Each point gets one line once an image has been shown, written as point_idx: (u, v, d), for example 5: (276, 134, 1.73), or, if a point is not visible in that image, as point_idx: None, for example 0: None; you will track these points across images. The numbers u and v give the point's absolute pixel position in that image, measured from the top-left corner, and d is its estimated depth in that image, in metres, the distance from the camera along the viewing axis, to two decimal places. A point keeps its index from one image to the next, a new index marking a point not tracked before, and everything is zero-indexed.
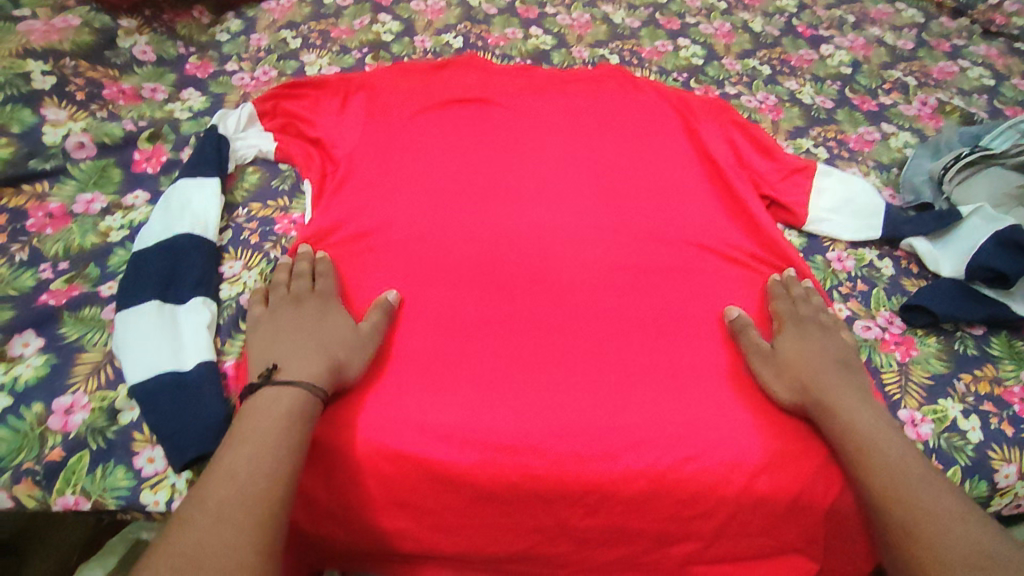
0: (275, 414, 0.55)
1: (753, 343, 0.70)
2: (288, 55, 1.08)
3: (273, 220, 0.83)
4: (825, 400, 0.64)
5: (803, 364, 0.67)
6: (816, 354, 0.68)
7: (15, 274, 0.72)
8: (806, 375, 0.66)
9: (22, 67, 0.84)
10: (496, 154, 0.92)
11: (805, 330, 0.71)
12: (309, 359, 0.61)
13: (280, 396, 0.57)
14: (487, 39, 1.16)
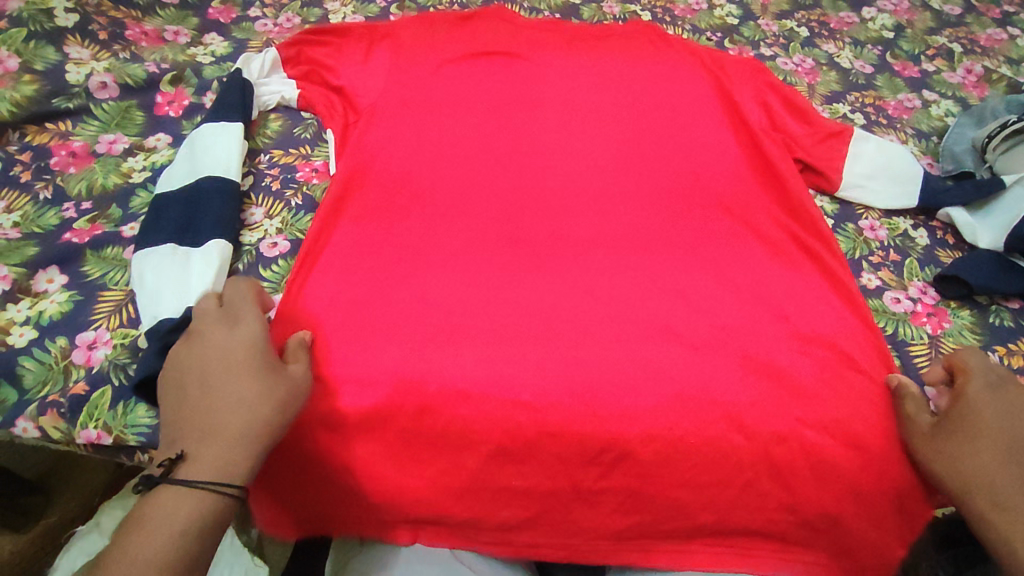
0: (177, 531, 0.47)
1: (916, 411, 0.62)
2: (312, 2, 1.05)
3: (295, 167, 0.82)
4: (996, 500, 0.55)
5: (988, 452, 0.57)
6: (1015, 430, 0.57)
7: (39, 212, 0.72)
8: (991, 471, 0.56)
9: (45, 4, 0.82)
10: (521, 109, 0.90)
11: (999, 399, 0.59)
12: (227, 446, 0.51)
13: (176, 509, 0.48)
14: None
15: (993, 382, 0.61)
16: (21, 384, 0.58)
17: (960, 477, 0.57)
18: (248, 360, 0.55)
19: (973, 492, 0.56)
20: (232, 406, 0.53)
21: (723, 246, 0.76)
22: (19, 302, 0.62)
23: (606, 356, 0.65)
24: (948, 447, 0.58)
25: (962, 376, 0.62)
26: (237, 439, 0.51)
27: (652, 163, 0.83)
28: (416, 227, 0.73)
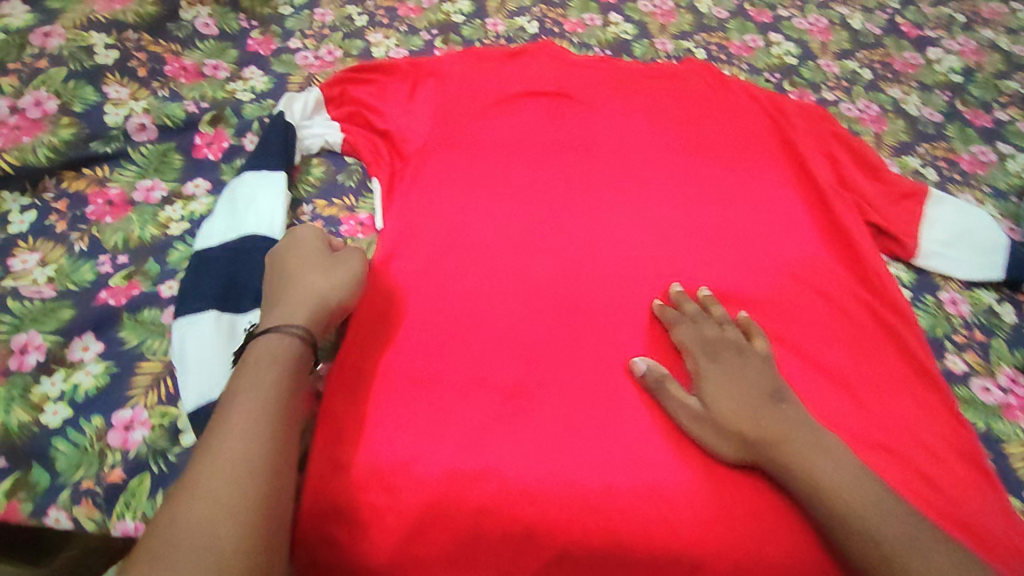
0: (273, 358, 0.54)
1: (673, 398, 0.62)
2: (354, 34, 1.01)
3: (339, 220, 0.78)
4: (783, 449, 0.58)
5: (741, 413, 0.60)
6: (750, 399, 0.61)
7: (74, 266, 0.68)
8: (747, 426, 0.60)
9: (85, 39, 0.78)
10: (576, 159, 0.85)
11: (724, 364, 0.65)
12: (295, 303, 0.59)
13: (271, 344, 0.55)
14: (564, 25, 1.07)
15: (710, 350, 0.66)
16: (53, 468, 0.54)
17: (734, 432, 0.60)
18: (313, 256, 0.64)
19: (764, 451, 0.59)
20: (299, 285, 0.61)
21: (794, 321, 0.71)
22: (54, 374, 0.59)
23: (677, 451, 0.61)
24: (716, 410, 0.61)
25: (693, 352, 0.66)
26: (302, 304, 0.59)
27: (716, 224, 0.79)
28: (471, 292, 0.69)
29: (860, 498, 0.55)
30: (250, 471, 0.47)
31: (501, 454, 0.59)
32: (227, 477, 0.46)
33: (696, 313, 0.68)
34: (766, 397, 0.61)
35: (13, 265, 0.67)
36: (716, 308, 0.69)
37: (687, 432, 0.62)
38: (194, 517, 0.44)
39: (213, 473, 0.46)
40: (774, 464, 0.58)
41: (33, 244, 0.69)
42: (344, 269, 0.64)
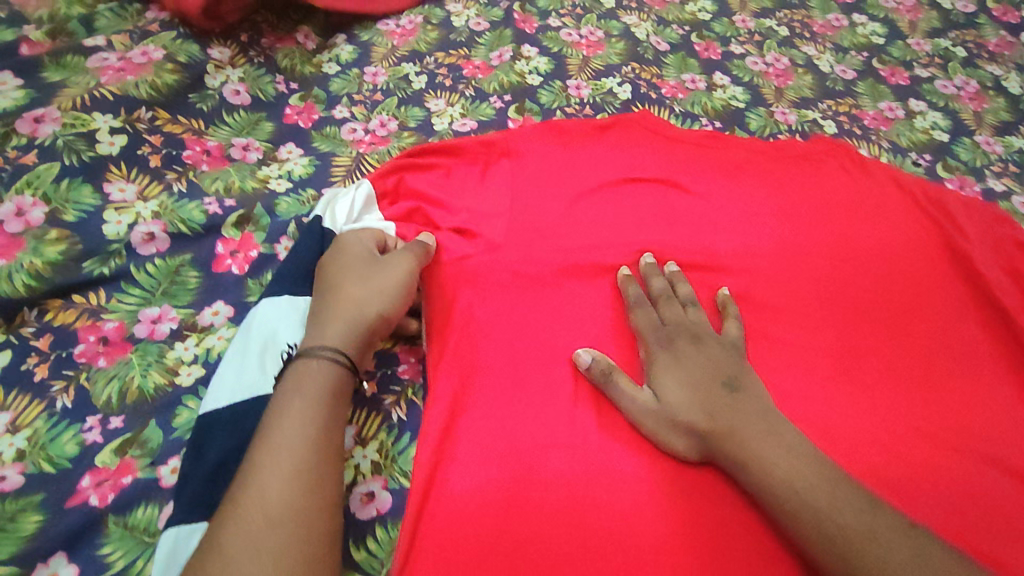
0: (303, 394, 0.50)
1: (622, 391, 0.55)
2: (411, 99, 0.84)
3: (396, 356, 0.61)
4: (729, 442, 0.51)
5: (692, 400, 0.54)
6: (702, 376, 0.55)
7: (52, 433, 0.51)
8: (697, 416, 0.53)
9: (86, 124, 0.63)
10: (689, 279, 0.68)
11: (677, 349, 0.57)
12: (332, 326, 0.54)
13: (305, 375, 0.51)
14: (661, 88, 0.89)
15: (665, 340, 0.59)
16: None
17: (676, 420, 0.53)
18: (356, 264, 0.59)
19: (720, 448, 0.52)
20: (346, 295, 0.56)
21: (993, 533, 0.54)
22: None
23: None
24: (667, 390, 0.55)
25: (647, 338, 0.59)
26: (339, 326, 0.54)
27: (868, 382, 0.63)
28: (577, 478, 0.52)
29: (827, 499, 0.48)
30: (272, 531, 0.43)
31: (474, 481, 0.52)
32: (300, 477, 0.45)
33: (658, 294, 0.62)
34: (718, 385, 0.55)
35: None
36: (683, 287, 0.63)
37: (640, 427, 0.54)
38: (251, 543, 0.42)
39: (281, 472, 0.45)
40: (730, 460, 0.51)
41: (3, 399, 0.52)
42: (396, 275, 0.59)
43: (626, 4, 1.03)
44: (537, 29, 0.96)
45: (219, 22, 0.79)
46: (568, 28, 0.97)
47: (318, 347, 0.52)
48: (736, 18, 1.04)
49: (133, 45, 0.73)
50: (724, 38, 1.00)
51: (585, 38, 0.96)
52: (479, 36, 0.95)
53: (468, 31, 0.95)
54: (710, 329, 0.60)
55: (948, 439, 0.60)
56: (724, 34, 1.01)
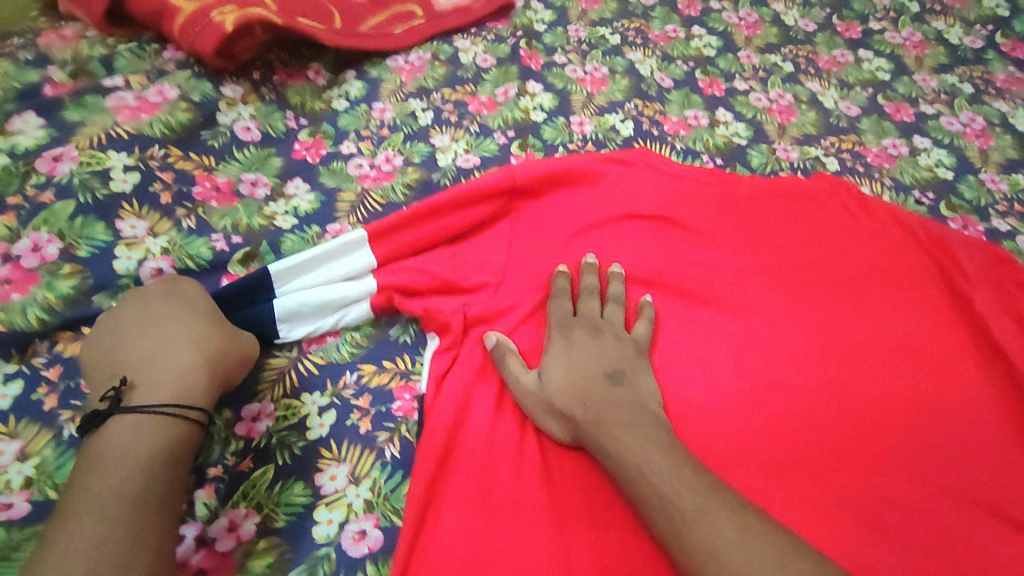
0: (125, 450, 0.47)
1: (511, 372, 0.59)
2: (417, 134, 0.86)
3: (392, 393, 0.60)
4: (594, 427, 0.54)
5: (568, 387, 0.57)
6: (582, 368, 0.58)
7: (58, 461, 0.53)
8: (572, 403, 0.56)
9: (102, 162, 0.66)
10: (684, 319, 0.69)
11: (573, 339, 0.61)
12: (167, 372, 0.52)
13: (131, 431, 0.49)
14: (664, 124, 0.90)
15: (565, 329, 0.62)
16: None
17: (557, 405, 0.56)
18: (178, 315, 0.57)
19: (588, 434, 0.54)
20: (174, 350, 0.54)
21: None
22: None
23: None
24: (551, 374, 0.58)
25: (551, 328, 0.63)
26: (175, 371, 0.52)
27: (864, 425, 0.63)
28: (552, 510, 0.54)
29: (671, 484, 0.50)
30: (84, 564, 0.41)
31: (459, 511, 0.53)
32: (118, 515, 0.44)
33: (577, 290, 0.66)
34: (602, 378, 0.58)
35: None
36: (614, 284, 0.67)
37: (522, 408, 0.58)
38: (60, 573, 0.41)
39: (96, 512, 0.44)
40: (594, 445, 0.54)
41: (13, 428, 0.53)
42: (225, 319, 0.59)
43: (631, 41, 1.05)
44: (542, 66, 0.99)
45: (230, 58, 0.81)
46: (573, 64, 0.99)
47: (162, 404, 0.50)
48: (740, 53, 1.05)
49: (149, 84, 0.75)
50: (728, 73, 1.01)
51: (589, 74, 0.98)
52: (485, 72, 0.97)
53: (475, 67, 0.98)
54: (618, 327, 0.64)
55: (941, 486, 0.60)
56: (728, 69, 1.02)
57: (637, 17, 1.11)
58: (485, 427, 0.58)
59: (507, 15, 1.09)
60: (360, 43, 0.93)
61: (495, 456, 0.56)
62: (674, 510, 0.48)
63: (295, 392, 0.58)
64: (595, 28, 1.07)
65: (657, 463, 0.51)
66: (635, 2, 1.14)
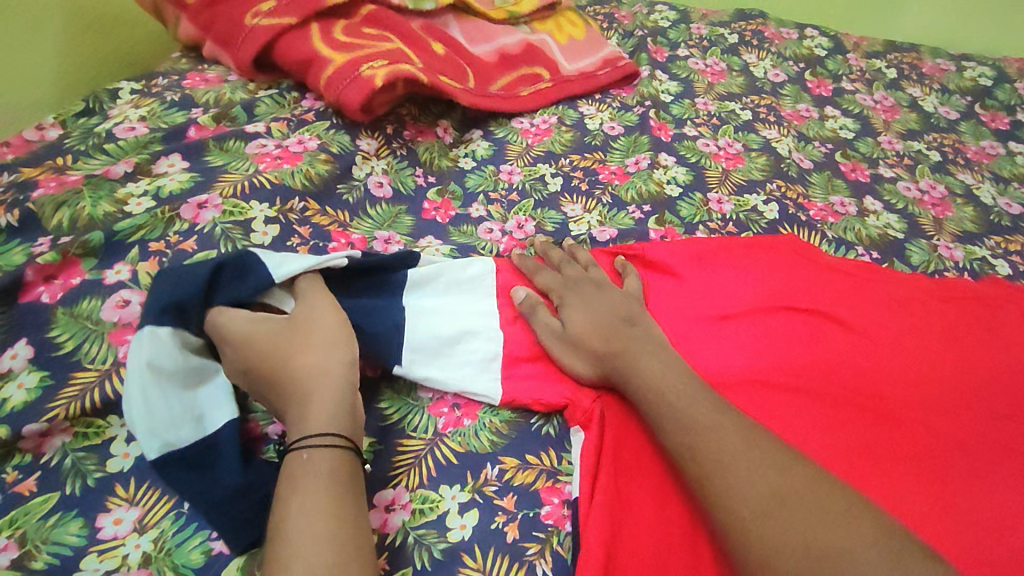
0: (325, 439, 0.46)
1: (545, 322, 0.60)
2: (547, 201, 0.82)
3: (539, 496, 0.53)
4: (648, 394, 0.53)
5: (593, 332, 0.58)
6: (602, 315, 0.60)
7: (180, 538, 0.47)
8: (599, 346, 0.57)
9: (244, 212, 0.63)
10: (852, 420, 0.60)
11: (585, 292, 0.63)
12: (329, 397, 0.49)
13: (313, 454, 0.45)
14: (810, 210, 0.84)
15: (574, 284, 0.64)
16: None
17: (590, 351, 0.57)
18: (301, 331, 0.52)
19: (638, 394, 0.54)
20: (309, 378, 0.50)
21: None
22: None
23: None
24: (573, 321, 0.60)
25: (561, 293, 0.63)
26: (332, 400, 0.49)
27: None
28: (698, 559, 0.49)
29: (748, 466, 0.46)
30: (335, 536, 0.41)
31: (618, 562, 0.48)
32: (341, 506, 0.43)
33: (558, 261, 0.67)
34: (619, 321, 0.59)
35: (101, 528, 0.47)
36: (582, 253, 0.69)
37: (551, 352, 0.59)
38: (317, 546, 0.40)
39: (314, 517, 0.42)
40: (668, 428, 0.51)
41: (133, 493, 0.49)
42: (332, 319, 0.54)
43: (763, 117, 1.01)
44: (673, 137, 0.94)
45: (370, 115, 0.77)
46: (705, 138, 0.95)
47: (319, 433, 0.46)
48: (881, 138, 0.99)
49: (289, 133, 0.74)
50: (871, 158, 0.95)
51: (722, 149, 0.93)
52: (613, 140, 0.93)
53: (602, 134, 0.94)
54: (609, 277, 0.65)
55: None
56: (870, 154, 0.96)
57: (767, 94, 1.07)
58: (626, 464, 0.54)
59: (631, 84, 1.06)
60: (490, 104, 0.90)
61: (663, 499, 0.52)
62: (747, 495, 0.45)
63: (432, 483, 0.52)
64: (724, 103, 1.03)
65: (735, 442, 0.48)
66: (763, 79, 1.10)
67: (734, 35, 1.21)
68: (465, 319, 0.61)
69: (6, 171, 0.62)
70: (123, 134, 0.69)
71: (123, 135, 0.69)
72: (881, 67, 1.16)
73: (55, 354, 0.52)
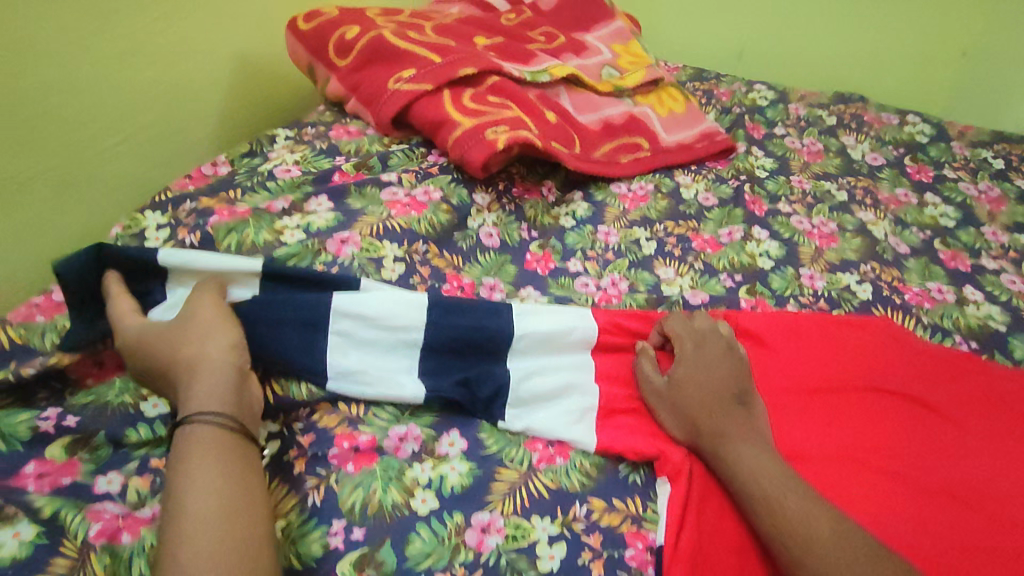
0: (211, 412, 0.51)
1: (647, 381, 0.65)
2: (641, 262, 0.87)
3: (623, 538, 0.56)
4: (742, 466, 0.56)
5: (696, 399, 0.62)
6: (707, 383, 0.63)
7: (302, 530, 0.54)
8: (700, 415, 0.60)
9: (378, 250, 0.71)
10: (942, 507, 0.59)
11: (692, 353, 0.66)
12: (209, 378, 0.54)
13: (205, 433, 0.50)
14: (905, 293, 0.85)
15: (701, 339, 0.67)
16: None
17: (692, 418, 0.61)
18: (195, 324, 0.58)
19: (730, 467, 0.57)
20: (189, 359, 0.55)
21: None
22: None
23: None
24: (679, 385, 0.63)
25: (679, 351, 0.67)
26: (207, 379, 0.54)
27: None
28: None
29: (842, 559, 0.49)
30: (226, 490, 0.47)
31: None
32: (227, 486, 0.48)
33: (670, 319, 0.71)
34: (729, 397, 0.62)
35: None
36: (701, 317, 0.71)
37: (654, 411, 0.64)
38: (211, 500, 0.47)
39: (210, 478, 0.48)
40: (761, 503, 0.54)
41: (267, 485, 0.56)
42: (213, 310, 0.59)
43: (860, 199, 1.02)
44: (767, 212, 0.98)
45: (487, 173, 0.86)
46: (799, 215, 0.98)
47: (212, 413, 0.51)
48: (985, 229, 0.98)
49: (417, 184, 0.83)
50: (972, 247, 0.95)
51: (815, 226, 0.96)
52: (707, 210, 0.97)
53: (696, 204, 0.99)
54: (718, 336, 0.67)
55: None
56: (972, 244, 0.95)
57: (863, 176, 1.08)
58: (709, 518, 0.56)
59: (728, 157, 1.11)
60: (593, 168, 0.97)
61: (744, 556, 0.55)
62: None
63: (524, 512, 0.56)
64: (819, 182, 1.06)
65: (827, 531, 0.51)
66: (860, 161, 1.12)
67: (833, 118, 1.24)
68: (564, 374, 0.66)
69: (188, 199, 0.75)
70: (281, 175, 0.81)
71: (281, 176, 0.80)
72: (987, 156, 1.16)
73: None
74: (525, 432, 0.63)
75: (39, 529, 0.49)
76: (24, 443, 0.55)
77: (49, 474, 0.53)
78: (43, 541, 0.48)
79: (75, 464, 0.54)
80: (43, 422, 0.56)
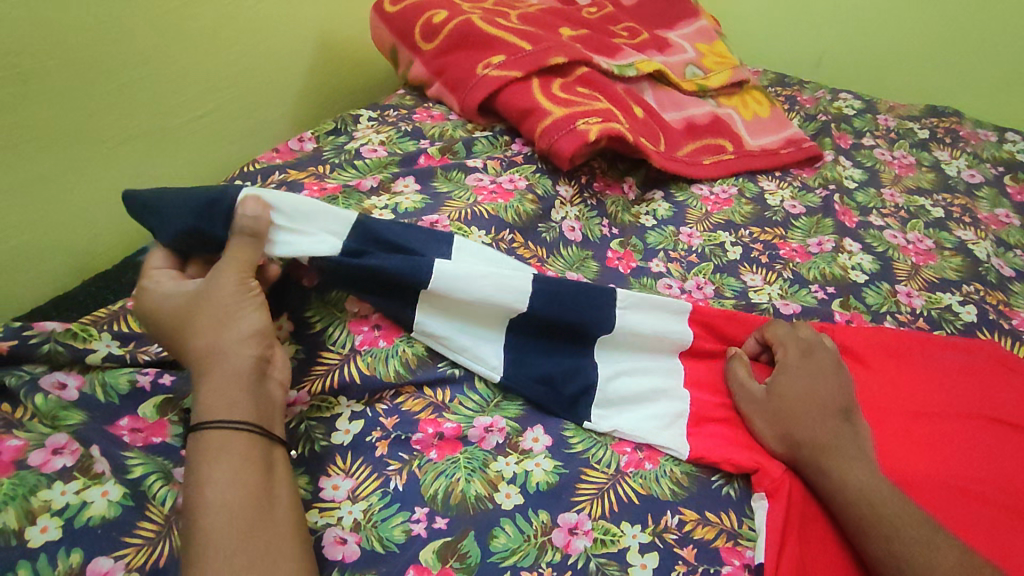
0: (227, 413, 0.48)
1: (744, 388, 0.62)
2: (726, 267, 0.83)
3: (719, 554, 0.53)
4: (851, 482, 0.53)
5: (797, 412, 0.58)
6: (809, 396, 0.59)
7: (384, 515, 0.52)
8: (800, 428, 0.57)
9: (467, 235, 0.70)
10: None
11: (794, 363, 0.62)
12: (227, 381, 0.49)
13: (222, 438, 0.47)
14: (1012, 319, 0.79)
15: (805, 348, 0.64)
16: None
17: (792, 431, 0.57)
18: (217, 303, 0.52)
19: (837, 487, 0.53)
20: (205, 351, 0.50)
21: None
22: None
23: None
24: (779, 396, 0.60)
25: (781, 360, 0.63)
26: (226, 381, 0.49)
27: None
28: None
29: None
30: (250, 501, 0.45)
31: None
32: (248, 492, 0.45)
33: (771, 326, 0.67)
34: (835, 412, 0.58)
35: (322, 489, 0.53)
36: (805, 326, 0.67)
37: (748, 421, 0.61)
38: (232, 511, 0.44)
39: (227, 485, 0.45)
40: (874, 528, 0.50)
41: (348, 465, 0.55)
42: (235, 288, 0.53)
43: (957, 218, 0.97)
44: (858, 224, 0.93)
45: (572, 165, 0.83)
46: (893, 229, 0.93)
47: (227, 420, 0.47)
48: None
49: (502, 171, 0.81)
50: None
51: (910, 242, 0.91)
52: (795, 218, 0.93)
53: (782, 210, 0.95)
54: (823, 347, 0.63)
55: None
56: None
57: (960, 194, 1.03)
58: (811, 540, 0.53)
59: (815, 165, 1.06)
60: (677, 167, 0.94)
61: None
62: None
63: (614, 516, 0.54)
64: (913, 197, 1.01)
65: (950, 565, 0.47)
66: (956, 178, 1.06)
67: (926, 131, 1.18)
68: (651, 377, 0.63)
69: (278, 171, 0.75)
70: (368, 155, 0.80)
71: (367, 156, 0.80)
72: None
73: (307, 333, 0.61)
74: (612, 433, 0.60)
75: (126, 490, 0.48)
76: (121, 397, 0.55)
77: (142, 431, 0.53)
78: (129, 502, 0.47)
79: (165, 425, 0.54)
80: (141, 377, 0.56)
